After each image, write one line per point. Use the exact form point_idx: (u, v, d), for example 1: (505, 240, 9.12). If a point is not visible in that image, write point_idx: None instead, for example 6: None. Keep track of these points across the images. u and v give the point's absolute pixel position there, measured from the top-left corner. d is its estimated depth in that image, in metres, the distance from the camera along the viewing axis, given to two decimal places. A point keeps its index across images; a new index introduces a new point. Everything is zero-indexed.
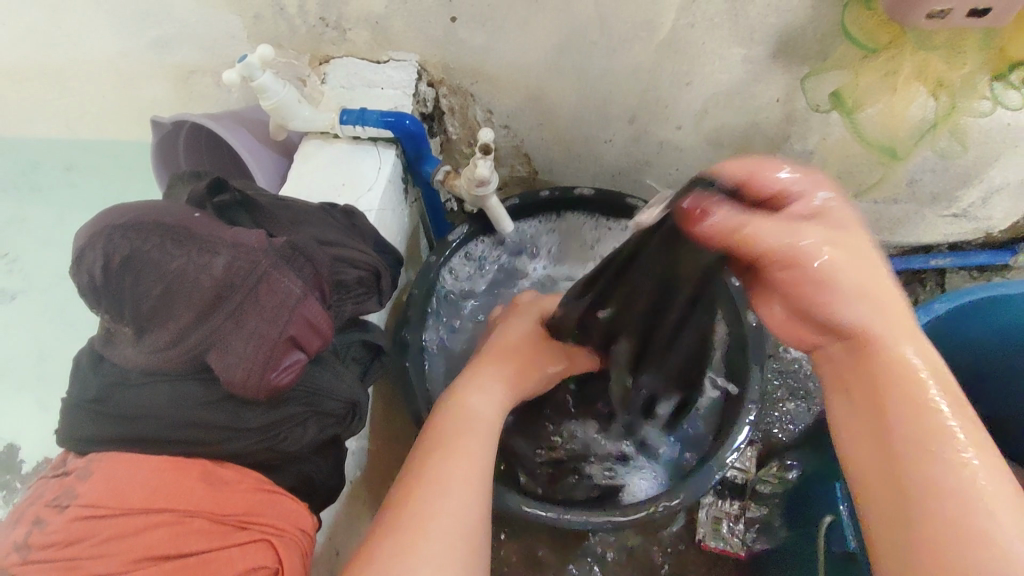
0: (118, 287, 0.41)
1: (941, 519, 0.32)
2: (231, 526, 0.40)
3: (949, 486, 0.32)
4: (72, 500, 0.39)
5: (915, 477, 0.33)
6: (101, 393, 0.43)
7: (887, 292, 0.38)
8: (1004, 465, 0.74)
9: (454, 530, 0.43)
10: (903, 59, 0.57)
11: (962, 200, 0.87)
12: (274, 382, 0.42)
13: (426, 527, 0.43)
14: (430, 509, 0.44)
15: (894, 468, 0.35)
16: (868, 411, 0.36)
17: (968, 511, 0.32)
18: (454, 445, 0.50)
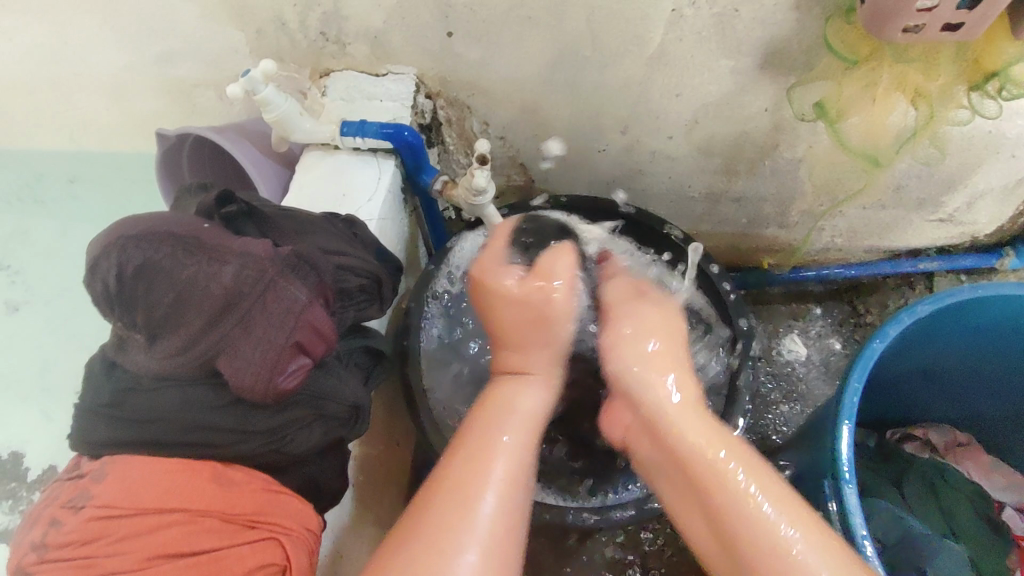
0: (130, 295, 0.42)
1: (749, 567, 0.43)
2: (241, 525, 0.42)
3: (746, 539, 0.44)
4: (87, 501, 0.40)
5: (724, 529, 0.45)
6: (115, 397, 0.44)
7: (694, 426, 0.48)
8: (993, 463, 0.77)
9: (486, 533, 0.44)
10: (883, 70, 0.59)
11: (947, 205, 0.89)
12: (281, 386, 0.44)
13: (461, 534, 0.44)
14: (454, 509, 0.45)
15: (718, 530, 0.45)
16: (693, 510, 0.48)
17: (744, 534, 0.44)
18: (443, 473, 0.47)
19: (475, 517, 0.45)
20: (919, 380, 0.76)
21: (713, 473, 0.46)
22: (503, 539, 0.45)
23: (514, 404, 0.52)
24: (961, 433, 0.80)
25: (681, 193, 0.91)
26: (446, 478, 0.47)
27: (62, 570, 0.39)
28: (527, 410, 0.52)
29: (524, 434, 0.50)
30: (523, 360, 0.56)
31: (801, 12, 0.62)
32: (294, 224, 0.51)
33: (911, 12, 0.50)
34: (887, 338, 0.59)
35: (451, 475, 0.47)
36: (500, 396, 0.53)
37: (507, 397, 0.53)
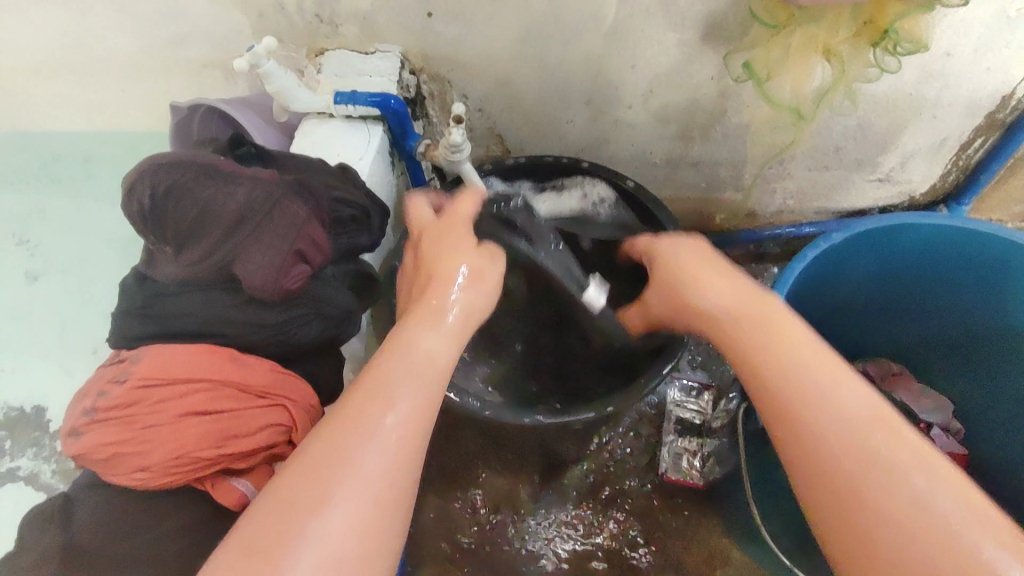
0: (162, 211, 0.51)
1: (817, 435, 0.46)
2: (253, 395, 0.50)
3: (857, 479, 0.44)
4: (131, 375, 0.49)
5: (828, 457, 0.45)
6: (148, 300, 0.53)
7: (850, 390, 0.47)
8: (922, 389, 0.86)
9: (377, 466, 0.43)
10: (796, 32, 0.69)
11: (883, 165, 0.99)
12: (286, 286, 0.53)
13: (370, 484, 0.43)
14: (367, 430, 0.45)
15: (808, 437, 0.47)
16: (807, 416, 0.48)
17: (836, 436, 0.46)
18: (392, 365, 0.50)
19: (367, 454, 0.44)
20: (853, 315, 0.85)
21: (823, 373, 0.49)
22: (396, 484, 0.44)
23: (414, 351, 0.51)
24: (894, 364, 0.89)
25: (643, 159, 1.00)
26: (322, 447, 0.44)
27: (111, 426, 0.48)
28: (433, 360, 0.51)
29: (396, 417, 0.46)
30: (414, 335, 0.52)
31: None
32: (294, 162, 0.60)
33: None
34: (805, 259, 0.68)
35: (346, 476, 0.43)
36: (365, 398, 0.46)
37: (401, 351, 0.51)
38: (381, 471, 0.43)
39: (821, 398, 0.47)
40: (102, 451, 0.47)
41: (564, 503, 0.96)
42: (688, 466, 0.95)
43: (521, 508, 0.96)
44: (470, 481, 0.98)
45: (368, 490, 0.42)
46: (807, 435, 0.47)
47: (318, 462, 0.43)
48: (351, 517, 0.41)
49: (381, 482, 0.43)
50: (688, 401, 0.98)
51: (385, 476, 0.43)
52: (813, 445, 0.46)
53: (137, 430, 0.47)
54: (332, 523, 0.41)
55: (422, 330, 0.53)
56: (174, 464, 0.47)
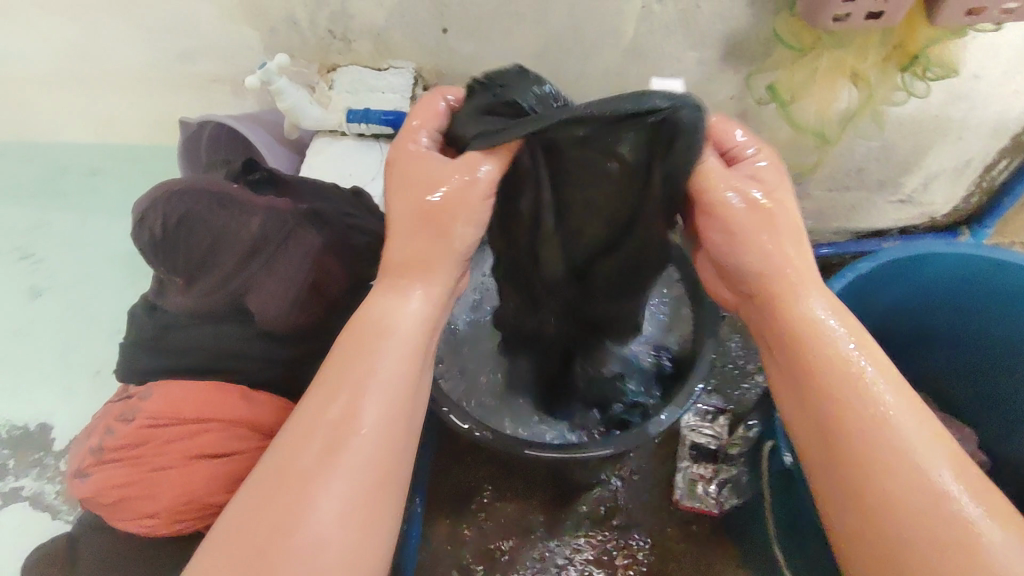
0: (173, 241, 0.49)
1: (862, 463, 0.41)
2: (266, 436, 0.48)
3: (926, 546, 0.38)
4: (138, 413, 0.47)
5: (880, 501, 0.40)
6: (157, 332, 0.52)
7: (915, 433, 0.41)
8: (948, 419, 0.84)
9: (360, 441, 0.41)
10: (823, 56, 0.67)
11: (905, 186, 0.97)
12: (298, 320, 0.52)
13: (341, 452, 0.41)
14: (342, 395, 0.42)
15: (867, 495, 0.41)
16: (866, 449, 0.41)
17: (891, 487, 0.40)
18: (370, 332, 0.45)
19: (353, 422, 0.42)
20: (876, 343, 0.83)
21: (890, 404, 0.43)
22: (387, 449, 0.42)
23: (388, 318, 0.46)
24: (916, 393, 0.86)
25: None
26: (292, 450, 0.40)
27: (119, 467, 0.46)
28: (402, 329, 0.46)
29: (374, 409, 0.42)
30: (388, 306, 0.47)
31: (756, 6, 0.70)
32: (309, 188, 0.58)
33: (838, 3, 0.57)
34: (831, 292, 0.67)
35: (314, 446, 0.40)
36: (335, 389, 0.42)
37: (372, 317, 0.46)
38: (360, 467, 0.40)
39: (865, 393, 0.43)
40: (109, 495, 0.45)
41: (575, 530, 0.94)
42: (704, 493, 0.92)
43: (531, 534, 0.94)
44: (480, 506, 0.96)
45: (349, 459, 0.40)
46: (872, 467, 0.41)
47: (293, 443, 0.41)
48: (338, 524, 0.39)
49: (363, 480, 0.40)
50: (703, 426, 0.96)
51: (369, 470, 0.41)
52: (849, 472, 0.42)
53: (146, 473, 0.46)
54: (310, 503, 0.39)
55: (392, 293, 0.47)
56: (183, 509, 0.45)
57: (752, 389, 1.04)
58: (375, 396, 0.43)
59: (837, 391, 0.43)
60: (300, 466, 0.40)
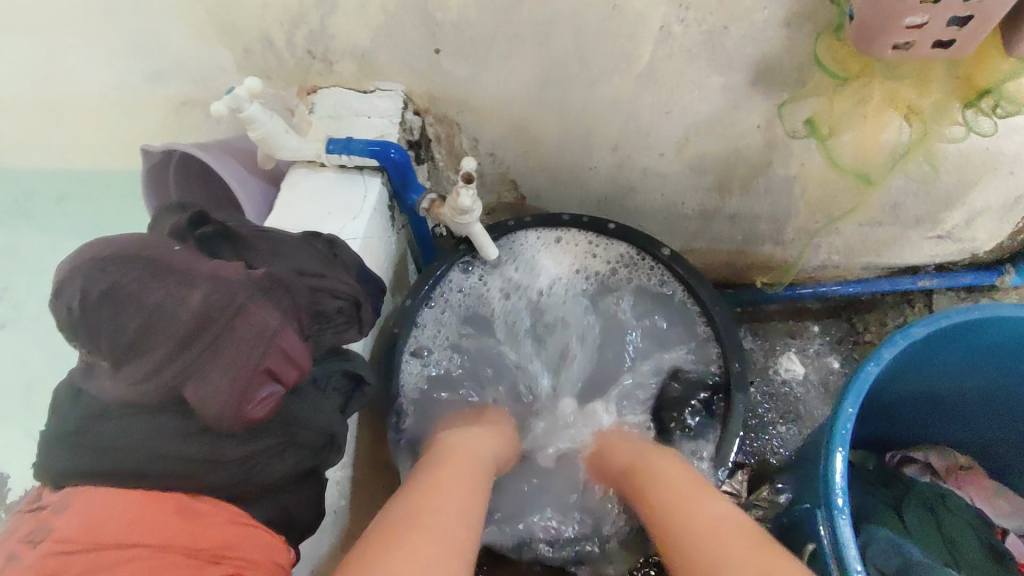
0: (95, 319, 0.41)
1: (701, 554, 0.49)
2: (204, 561, 0.40)
3: None
4: (47, 535, 0.39)
5: None
6: (80, 425, 0.43)
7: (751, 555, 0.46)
8: (997, 489, 0.75)
9: (444, 536, 0.47)
10: (874, 87, 0.58)
11: (946, 222, 0.88)
12: (250, 413, 0.43)
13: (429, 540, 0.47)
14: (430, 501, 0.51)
15: None
16: None
17: None
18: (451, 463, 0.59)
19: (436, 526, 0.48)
20: (919, 404, 0.74)
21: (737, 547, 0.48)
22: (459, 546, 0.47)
23: (469, 446, 0.63)
24: (961, 456, 0.77)
25: (674, 210, 0.89)
26: (396, 519, 0.49)
27: None
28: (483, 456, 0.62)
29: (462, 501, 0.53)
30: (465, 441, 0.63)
31: (792, 28, 0.61)
32: (270, 245, 0.50)
33: (901, 30, 0.49)
34: (882, 360, 0.58)
35: (405, 532, 0.47)
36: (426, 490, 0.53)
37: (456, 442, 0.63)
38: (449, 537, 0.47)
39: (709, 531, 0.50)
40: None
41: None
42: None
43: None
44: None
45: (432, 543, 0.46)
46: None
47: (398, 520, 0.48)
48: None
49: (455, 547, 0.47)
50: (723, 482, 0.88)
51: (455, 549, 0.47)
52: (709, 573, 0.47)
53: None
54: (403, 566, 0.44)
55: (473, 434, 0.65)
56: None
57: (774, 440, 0.97)
58: (457, 513, 0.51)
59: (690, 540, 0.51)
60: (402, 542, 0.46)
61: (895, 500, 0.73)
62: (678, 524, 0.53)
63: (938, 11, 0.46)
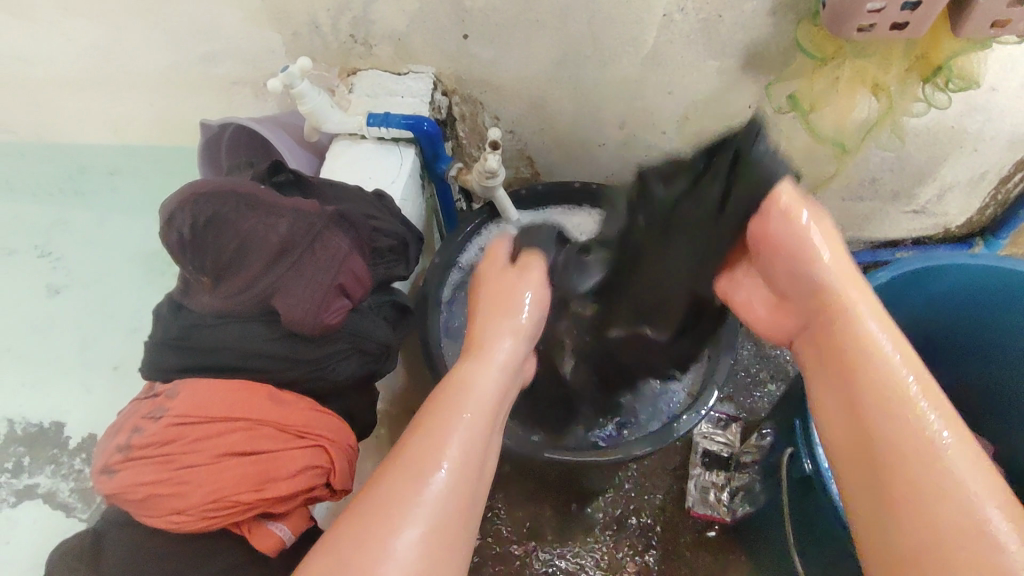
0: (202, 242, 0.50)
1: (887, 400, 0.43)
2: (293, 435, 0.48)
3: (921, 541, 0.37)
4: (167, 411, 0.48)
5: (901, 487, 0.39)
6: (183, 331, 0.52)
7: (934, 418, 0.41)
8: (959, 430, 0.83)
9: (441, 507, 0.42)
10: (845, 65, 0.67)
11: (920, 196, 0.97)
12: (327, 322, 0.51)
13: (415, 505, 0.42)
14: (430, 439, 0.44)
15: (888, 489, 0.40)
16: (887, 442, 0.41)
17: (921, 480, 0.39)
18: (456, 393, 0.49)
19: (431, 479, 0.43)
20: None
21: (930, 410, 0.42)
22: (456, 515, 0.42)
23: (468, 377, 0.50)
24: None
25: None
26: (427, 423, 0.46)
27: (148, 464, 0.46)
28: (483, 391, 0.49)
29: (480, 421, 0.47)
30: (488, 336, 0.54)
31: (777, 15, 0.70)
32: (334, 191, 0.59)
33: (864, 14, 0.58)
34: None
35: (392, 483, 0.42)
36: (457, 390, 0.49)
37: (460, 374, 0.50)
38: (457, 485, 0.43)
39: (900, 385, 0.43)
40: (136, 492, 0.45)
41: (588, 537, 0.94)
42: (716, 501, 0.92)
43: (544, 541, 0.94)
44: (493, 511, 0.96)
45: (427, 510, 0.42)
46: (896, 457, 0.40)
47: (395, 478, 0.43)
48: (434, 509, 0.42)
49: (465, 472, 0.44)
50: (715, 433, 0.96)
51: (451, 535, 0.42)
52: (882, 413, 0.42)
53: (175, 471, 0.45)
54: (393, 537, 0.40)
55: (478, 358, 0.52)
56: (212, 506, 0.45)
57: (764, 397, 1.04)
58: (453, 470, 0.44)
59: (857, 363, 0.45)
60: (393, 487, 0.42)
61: None
62: (873, 367, 0.44)
63: None
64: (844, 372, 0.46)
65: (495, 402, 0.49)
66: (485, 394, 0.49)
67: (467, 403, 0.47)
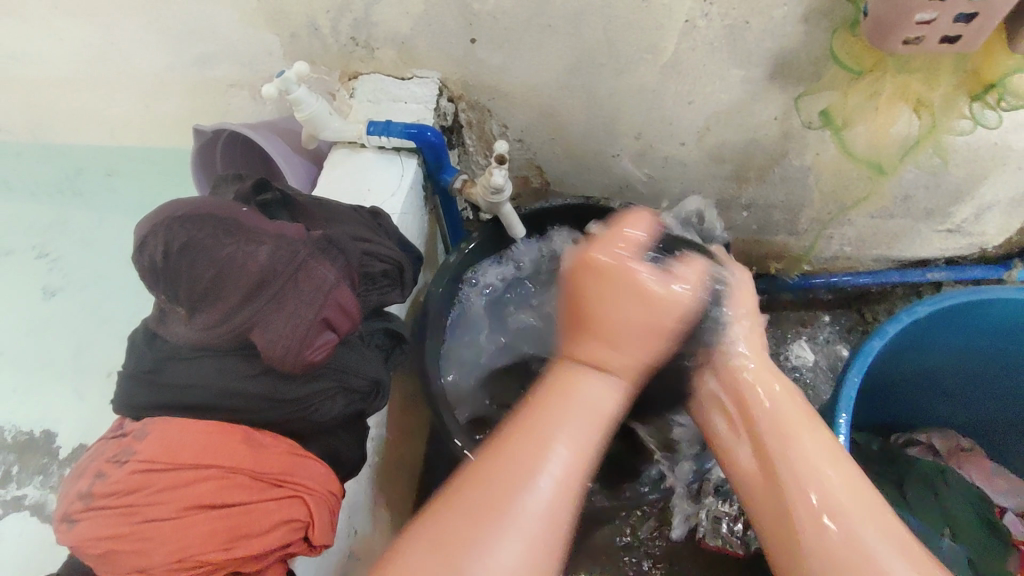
0: (175, 270, 0.46)
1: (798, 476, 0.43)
2: (269, 483, 0.45)
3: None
4: (131, 456, 0.44)
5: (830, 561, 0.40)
6: (156, 364, 0.48)
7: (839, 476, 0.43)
8: (996, 468, 0.79)
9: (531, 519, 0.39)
10: (886, 81, 0.62)
11: (955, 215, 0.91)
12: (309, 359, 0.47)
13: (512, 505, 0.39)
14: (545, 420, 0.43)
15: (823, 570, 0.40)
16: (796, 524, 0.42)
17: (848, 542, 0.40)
18: (551, 408, 0.44)
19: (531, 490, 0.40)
20: (924, 386, 0.77)
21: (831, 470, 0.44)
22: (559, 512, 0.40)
23: (573, 387, 0.45)
24: (965, 439, 0.80)
25: (692, 198, 0.93)
26: (531, 414, 0.44)
27: (108, 516, 0.42)
28: (591, 400, 0.45)
29: (593, 426, 0.43)
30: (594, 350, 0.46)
31: (810, 23, 0.65)
32: (324, 213, 0.55)
33: (911, 25, 0.52)
34: (886, 336, 0.62)
35: (483, 472, 0.41)
36: (566, 389, 0.45)
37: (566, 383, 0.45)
38: (564, 478, 0.41)
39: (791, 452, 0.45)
40: (97, 547, 0.42)
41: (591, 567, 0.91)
42: (728, 532, 0.86)
43: None
44: None
45: (531, 510, 0.39)
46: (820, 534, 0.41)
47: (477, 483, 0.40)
48: (531, 529, 0.39)
49: (585, 470, 0.42)
50: None
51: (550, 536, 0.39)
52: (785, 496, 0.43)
53: (137, 526, 0.42)
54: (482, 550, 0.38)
55: (584, 373, 0.46)
56: (176, 566, 0.42)
57: None
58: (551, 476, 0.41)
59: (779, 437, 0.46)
60: (469, 495, 0.40)
61: (899, 478, 0.77)
62: (790, 441, 0.45)
63: (946, 8, 0.50)
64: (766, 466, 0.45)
65: (607, 410, 0.45)
66: (599, 401, 0.45)
67: (567, 410, 0.44)
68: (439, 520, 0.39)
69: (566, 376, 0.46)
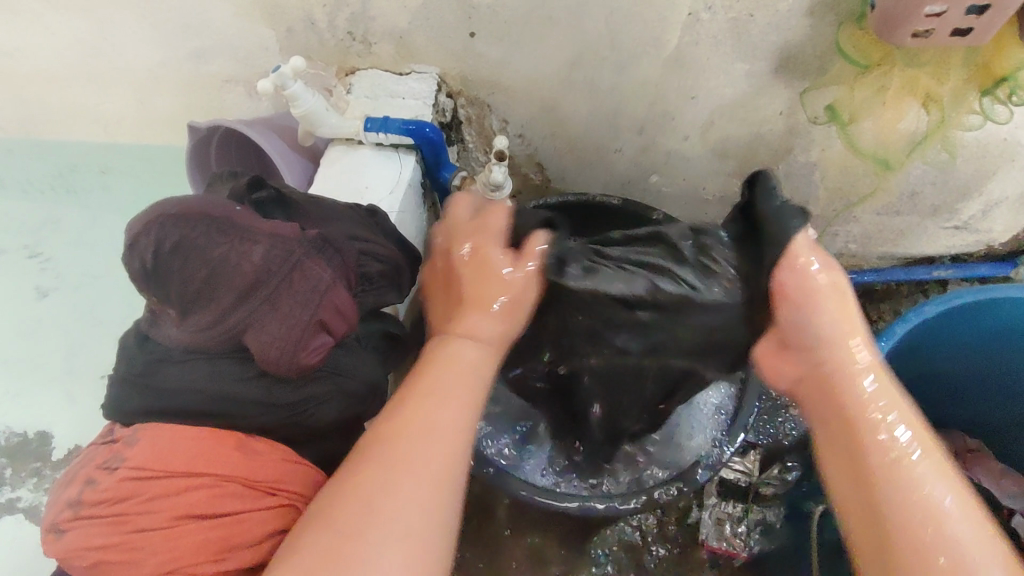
0: (165, 271, 0.45)
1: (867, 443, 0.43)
2: (263, 492, 0.43)
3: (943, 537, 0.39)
4: (121, 463, 0.42)
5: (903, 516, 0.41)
6: (147, 368, 0.46)
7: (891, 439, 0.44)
8: (1005, 471, 0.77)
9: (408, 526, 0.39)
10: (893, 75, 0.61)
11: (962, 212, 0.89)
12: (304, 361, 0.46)
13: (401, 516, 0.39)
14: (407, 432, 0.42)
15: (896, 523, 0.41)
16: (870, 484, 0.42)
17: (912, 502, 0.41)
18: (410, 420, 0.43)
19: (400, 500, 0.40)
20: (931, 386, 0.76)
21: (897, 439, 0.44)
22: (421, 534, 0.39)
23: (432, 414, 0.43)
24: (971, 439, 0.80)
25: (695, 195, 0.92)
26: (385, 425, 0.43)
27: (98, 525, 0.41)
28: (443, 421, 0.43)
29: (445, 448, 0.42)
30: (469, 323, 0.49)
31: (816, 16, 0.63)
32: (319, 211, 0.54)
33: (920, 18, 0.51)
34: (894, 337, 0.61)
35: (377, 474, 0.41)
36: (428, 425, 0.43)
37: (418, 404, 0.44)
38: (430, 481, 0.41)
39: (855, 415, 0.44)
40: (86, 557, 0.41)
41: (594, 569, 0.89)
42: (732, 535, 0.86)
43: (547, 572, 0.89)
44: (493, 537, 0.92)
45: (386, 522, 0.39)
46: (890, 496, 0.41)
47: (371, 484, 0.40)
48: (402, 541, 0.39)
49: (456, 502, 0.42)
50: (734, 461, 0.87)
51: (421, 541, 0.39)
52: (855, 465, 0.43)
53: (127, 536, 0.40)
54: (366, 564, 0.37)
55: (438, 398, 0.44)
56: None
57: None
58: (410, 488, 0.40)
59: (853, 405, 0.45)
60: (375, 496, 0.40)
61: None
62: (816, 404, 0.46)
63: (957, 0, 0.49)
64: (830, 433, 0.45)
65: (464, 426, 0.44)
66: (445, 417, 0.44)
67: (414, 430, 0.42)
68: (335, 508, 0.40)
69: (447, 354, 0.48)
